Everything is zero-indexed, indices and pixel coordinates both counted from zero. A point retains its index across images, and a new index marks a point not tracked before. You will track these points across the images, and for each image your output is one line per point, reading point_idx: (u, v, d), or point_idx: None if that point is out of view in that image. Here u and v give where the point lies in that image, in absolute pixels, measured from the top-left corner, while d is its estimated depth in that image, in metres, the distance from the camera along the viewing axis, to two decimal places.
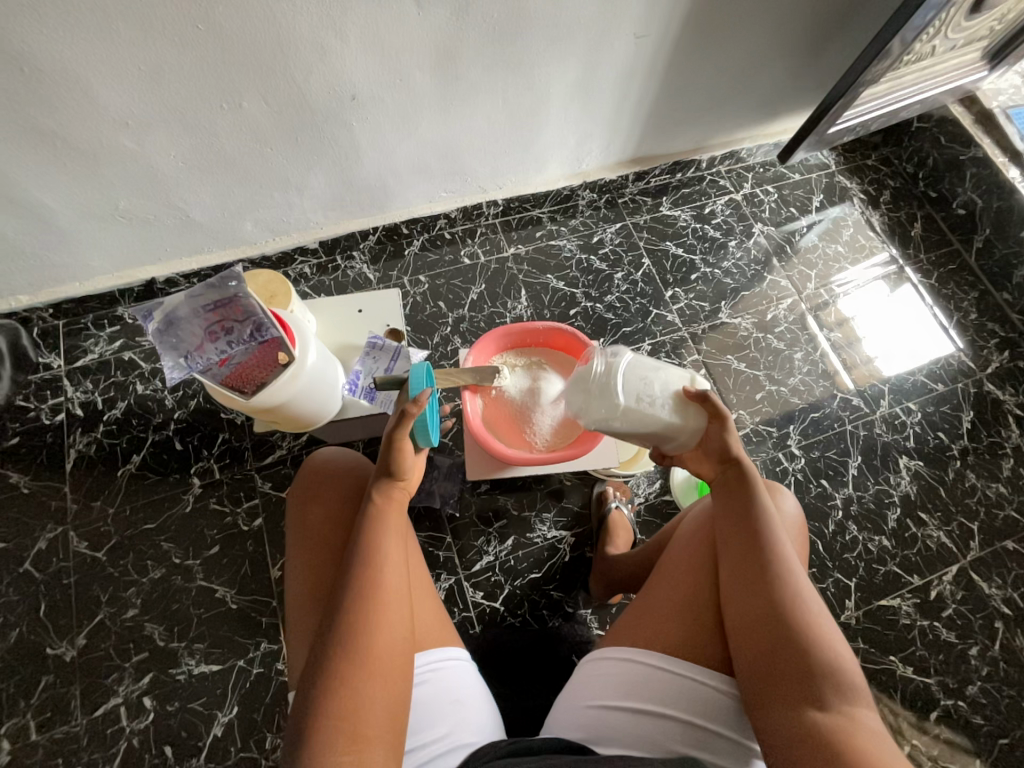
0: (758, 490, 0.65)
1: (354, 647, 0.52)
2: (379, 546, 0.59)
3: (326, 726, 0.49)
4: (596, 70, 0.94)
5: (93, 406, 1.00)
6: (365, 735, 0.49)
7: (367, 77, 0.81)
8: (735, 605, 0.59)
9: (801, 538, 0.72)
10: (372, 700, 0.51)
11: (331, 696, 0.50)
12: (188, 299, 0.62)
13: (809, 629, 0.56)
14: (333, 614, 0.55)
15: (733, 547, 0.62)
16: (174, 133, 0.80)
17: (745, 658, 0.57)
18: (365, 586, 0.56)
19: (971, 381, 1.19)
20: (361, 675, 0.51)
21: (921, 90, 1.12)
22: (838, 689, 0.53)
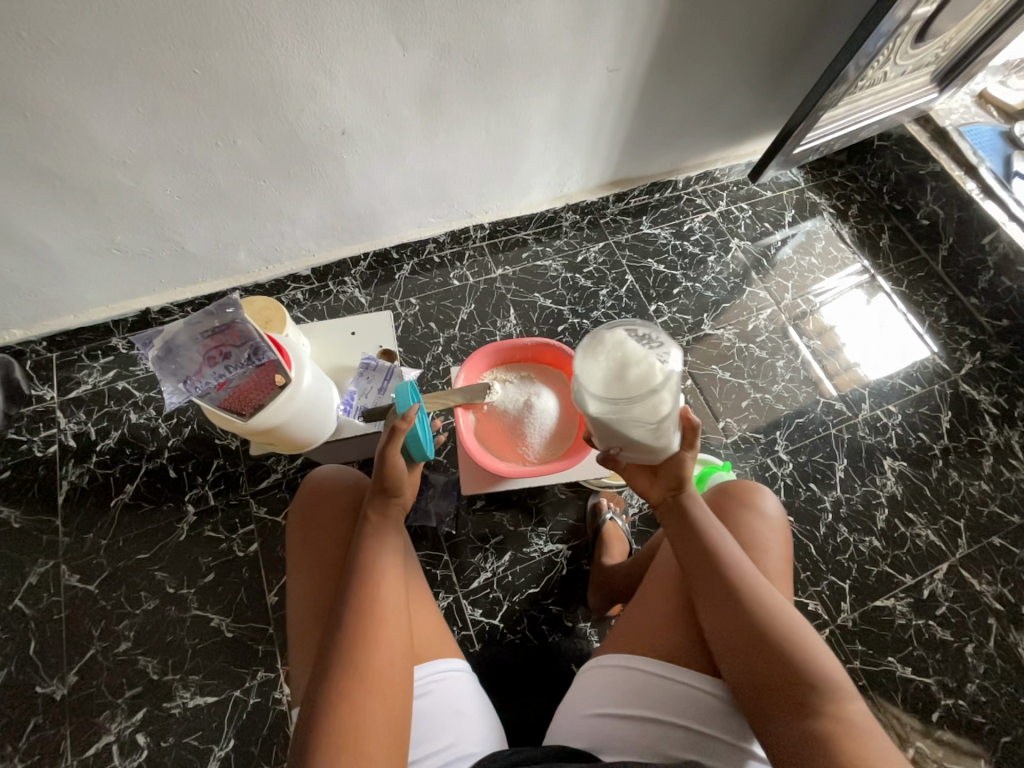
0: (702, 510, 0.65)
1: (354, 662, 0.53)
2: (377, 563, 0.60)
3: (327, 747, 0.49)
4: (574, 103, 1.00)
5: (86, 437, 1.00)
6: (366, 753, 0.49)
7: (355, 114, 0.86)
8: (712, 619, 0.59)
9: (782, 542, 0.73)
10: (373, 718, 0.51)
11: (332, 713, 0.50)
12: (188, 326, 0.63)
13: (787, 635, 0.57)
14: (331, 631, 0.55)
15: (700, 566, 0.62)
16: (170, 170, 0.83)
17: (732, 672, 0.57)
18: (366, 601, 0.56)
19: (947, 383, 1.24)
20: (362, 691, 0.51)
21: (879, 112, 1.20)
22: (825, 691, 0.54)
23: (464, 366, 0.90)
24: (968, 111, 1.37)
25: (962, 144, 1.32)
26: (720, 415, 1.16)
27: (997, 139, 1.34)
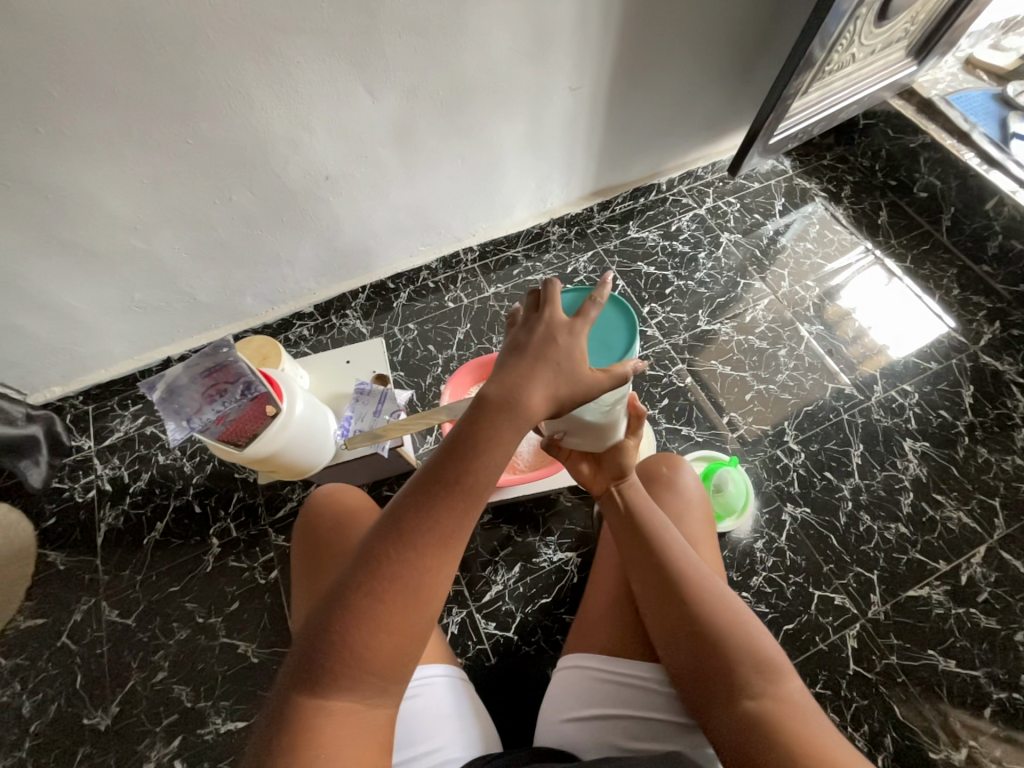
0: (641, 502, 0.66)
1: (409, 561, 0.47)
2: (485, 467, 0.49)
3: (324, 689, 0.46)
4: (543, 124, 1.05)
5: (120, 480, 1.08)
6: (362, 702, 0.47)
7: (336, 160, 0.93)
8: (649, 608, 0.60)
9: (701, 511, 0.74)
10: (378, 677, 0.47)
11: (333, 665, 0.46)
12: (186, 368, 0.70)
13: (719, 617, 0.57)
14: (348, 577, 0.47)
15: (630, 555, 0.63)
16: (176, 229, 0.92)
17: (672, 658, 0.57)
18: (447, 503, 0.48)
19: (966, 356, 1.18)
20: (377, 648, 0.46)
21: (854, 92, 1.19)
22: (760, 671, 0.53)
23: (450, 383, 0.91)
24: (955, 78, 1.34)
25: (951, 112, 1.29)
26: (725, 410, 1.14)
27: (989, 103, 1.31)
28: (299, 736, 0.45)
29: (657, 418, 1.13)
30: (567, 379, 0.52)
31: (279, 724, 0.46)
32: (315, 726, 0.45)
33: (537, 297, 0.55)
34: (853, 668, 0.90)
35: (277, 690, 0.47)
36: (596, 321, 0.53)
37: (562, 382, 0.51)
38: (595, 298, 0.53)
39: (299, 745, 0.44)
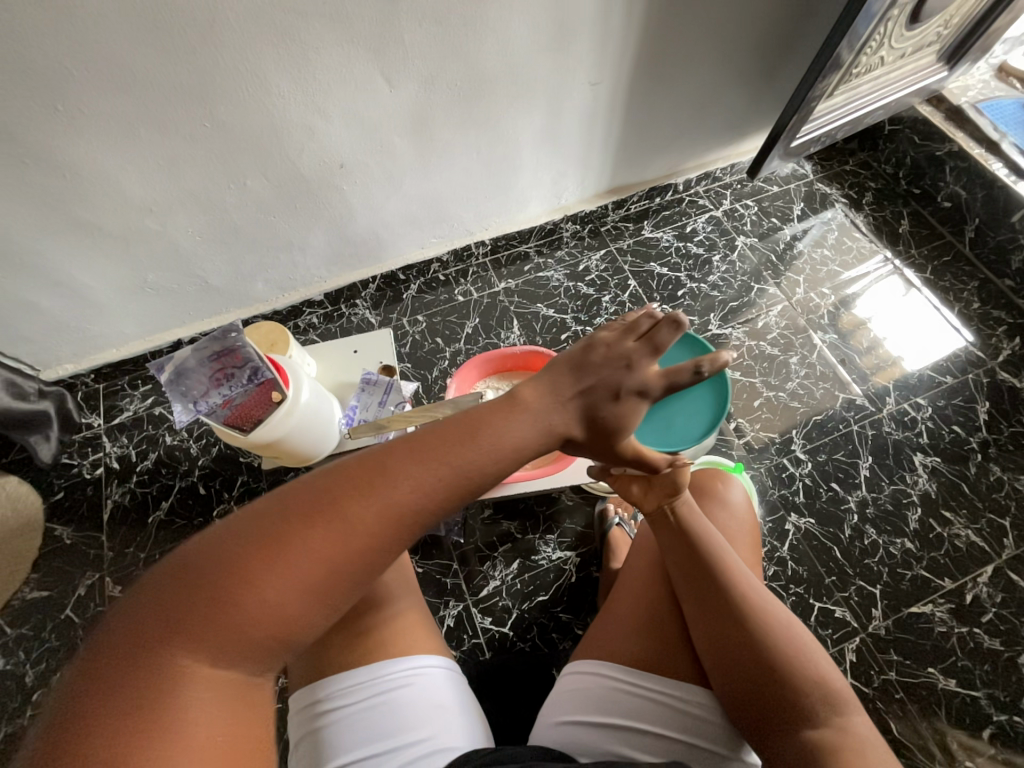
0: (695, 524, 0.64)
1: (347, 510, 0.41)
2: (479, 453, 0.45)
3: (209, 624, 0.39)
4: (560, 119, 1.03)
5: (128, 459, 1.09)
6: (237, 661, 0.40)
7: (351, 148, 0.92)
8: (709, 635, 0.58)
9: (748, 530, 0.72)
10: (266, 643, 0.41)
11: (212, 591, 0.39)
12: (195, 351, 0.70)
13: (784, 644, 0.56)
14: (285, 520, 0.41)
15: (688, 579, 0.61)
16: (190, 212, 0.92)
17: (731, 686, 0.55)
18: (419, 472, 0.43)
19: (983, 371, 1.16)
20: (281, 613, 0.40)
21: (881, 97, 1.16)
22: (825, 699, 0.53)
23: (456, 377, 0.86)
24: (987, 85, 1.31)
25: (980, 121, 1.26)
26: (733, 416, 1.13)
27: (1021, 112, 1.27)
28: (159, 674, 0.38)
29: None
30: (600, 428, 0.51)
31: (132, 652, 0.38)
32: (181, 670, 0.38)
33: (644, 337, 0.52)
34: (851, 682, 0.90)
35: (141, 610, 0.40)
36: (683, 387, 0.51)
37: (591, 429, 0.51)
38: (698, 368, 0.51)
39: (150, 684, 0.37)
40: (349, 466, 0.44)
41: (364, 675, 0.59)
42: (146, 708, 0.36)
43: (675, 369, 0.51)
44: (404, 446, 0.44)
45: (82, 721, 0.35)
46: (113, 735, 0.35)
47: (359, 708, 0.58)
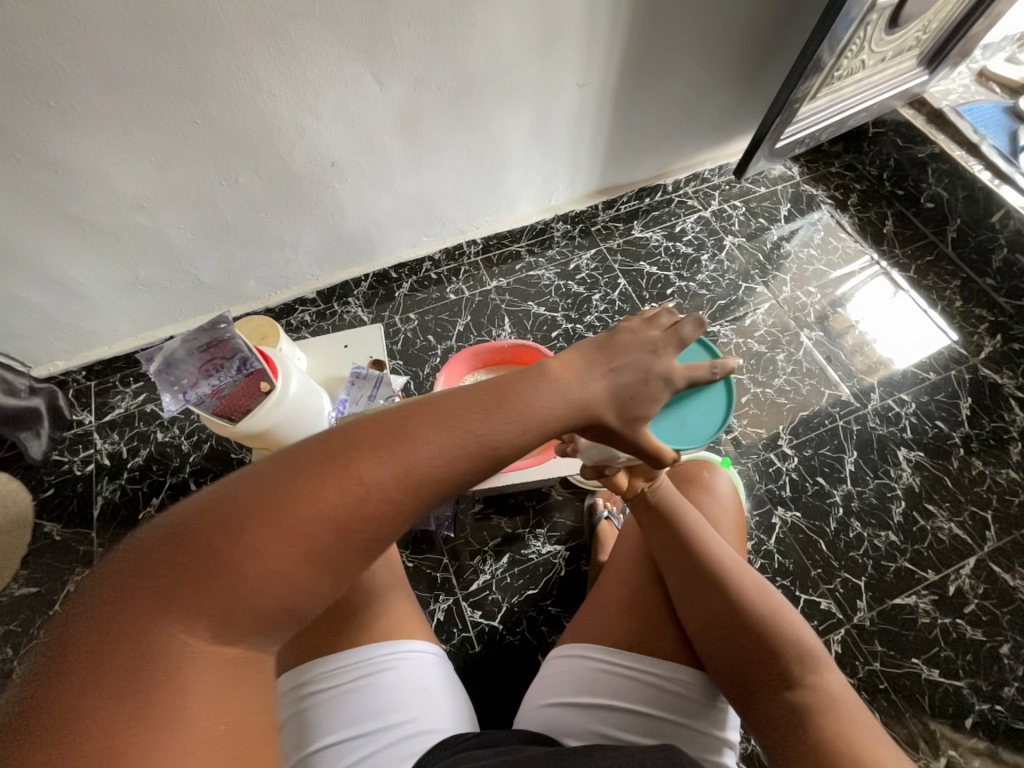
0: (677, 503, 0.64)
1: (356, 471, 0.38)
2: (503, 416, 0.41)
3: (203, 592, 0.36)
4: (549, 120, 1.05)
5: (119, 455, 1.09)
6: (240, 633, 0.38)
7: (343, 146, 0.94)
8: (691, 606, 0.59)
9: (735, 517, 0.72)
10: (269, 612, 0.38)
11: (210, 555, 0.36)
12: (183, 343, 0.72)
13: (762, 610, 0.57)
14: (289, 482, 0.37)
15: (674, 556, 0.62)
16: (182, 209, 0.93)
17: (713, 654, 0.57)
18: (438, 433, 0.40)
19: (965, 368, 1.18)
20: (284, 580, 0.37)
21: (864, 99, 1.19)
22: (802, 661, 0.54)
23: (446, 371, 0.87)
24: (967, 89, 1.34)
25: (960, 123, 1.29)
26: None
27: (1000, 115, 1.30)
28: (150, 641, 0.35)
29: None
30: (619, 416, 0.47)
31: (121, 617, 0.35)
32: (176, 638, 0.35)
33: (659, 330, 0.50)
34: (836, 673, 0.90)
35: (134, 573, 0.37)
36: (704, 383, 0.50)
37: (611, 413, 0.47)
38: (714, 369, 0.51)
39: (140, 654, 0.34)
40: (360, 426, 0.40)
41: (339, 662, 0.59)
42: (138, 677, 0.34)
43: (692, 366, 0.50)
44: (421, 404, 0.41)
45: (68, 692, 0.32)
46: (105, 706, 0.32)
47: (334, 695, 0.58)
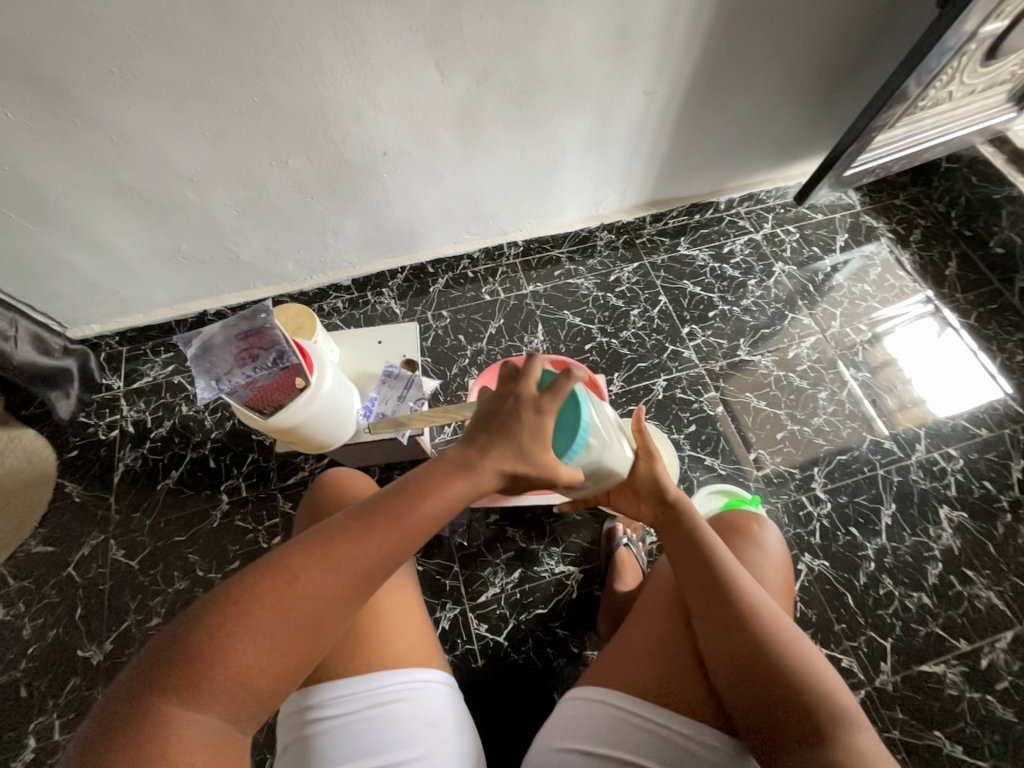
0: (696, 528, 0.61)
1: (312, 573, 0.45)
2: (425, 504, 0.49)
3: (194, 696, 0.42)
4: (609, 127, 1.01)
5: (143, 424, 1.10)
6: (231, 724, 0.44)
7: (396, 137, 0.91)
8: (716, 645, 0.54)
9: (781, 571, 0.64)
10: (249, 705, 0.45)
11: (194, 665, 0.43)
12: (224, 329, 0.71)
13: (792, 654, 0.51)
14: (254, 598, 0.44)
15: (697, 586, 0.57)
16: (230, 186, 0.92)
17: (738, 700, 0.51)
18: (375, 531, 0.47)
19: (1020, 427, 1.11)
20: (260, 677, 0.44)
21: (944, 132, 1.12)
22: (834, 717, 0.48)
23: None
24: None
25: None
26: (753, 446, 1.09)
27: None
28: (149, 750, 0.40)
29: (681, 443, 1.10)
30: (514, 433, 0.52)
31: (123, 732, 0.41)
32: (173, 741, 0.41)
33: (510, 369, 0.54)
34: None
35: (134, 692, 0.42)
36: (565, 394, 0.52)
37: (504, 427, 0.52)
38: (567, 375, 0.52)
39: (148, 762, 0.40)
40: (308, 539, 0.46)
41: (349, 689, 0.57)
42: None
43: (552, 384, 0.52)
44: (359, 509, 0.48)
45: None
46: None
47: (340, 724, 0.56)
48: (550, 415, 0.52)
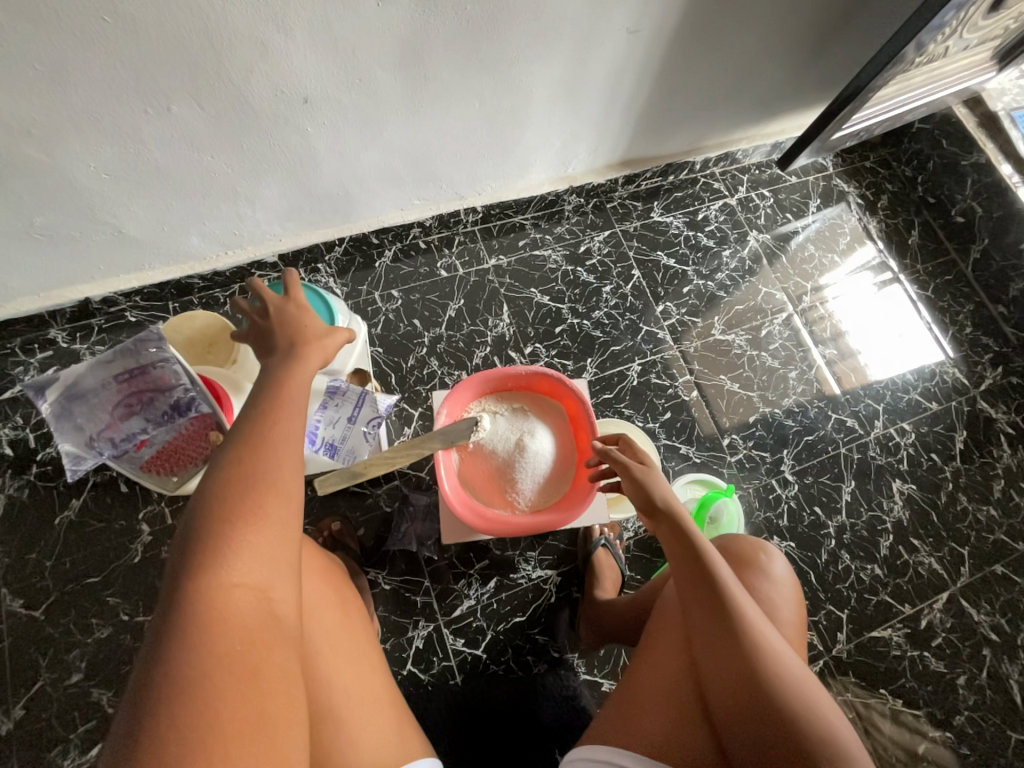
0: (694, 541, 0.58)
1: (257, 464, 0.48)
2: (292, 383, 0.54)
3: (221, 601, 0.43)
4: (584, 72, 0.85)
5: (24, 444, 0.89)
6: (266, 624, 0.44)
7: (320, 79, 0.71)
8: (718, 688, 0.52)
9: (794, 604, 0.63)
10: (274, 560, 0.46)
11: (203, 576, 0.43)
12: (96, 372, 0.68)
13: (797, 701, 0.49)
14: (221, 483, 0.47)
15: (699, 618, 0.55)
16: (92, 140, 0.69)
17: (742, 745, 0.50)
18: (274, 414, 0.51)
19: (965, 399, 1.16)
20: (268, 537, 0.46)
21: (930, 93, 1.05)
22: (836, 759, 0.46)
23: (448, 402, 0.75)
24: None
25: (1013, 132, 1.18)
26: (726, 430, 1.07)
27: None
28: (194, 619, 0.41)
29: (656, 432, 1.05)
30: (298, 332, 0.58)
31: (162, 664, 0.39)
32: (217, 602, 0.42)
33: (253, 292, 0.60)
34: None
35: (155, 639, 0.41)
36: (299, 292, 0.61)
37: (286, 331, 0.58)
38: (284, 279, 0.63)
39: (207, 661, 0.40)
40: (236, 433, 0.50)
41: None
42: (202, 640, 0.40)
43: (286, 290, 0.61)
44: (261, 399, 0.52)
45: (161, 687, 0.38)
46: (195, 668, 0.39)
47: None
48: (308, 310, 0.60)
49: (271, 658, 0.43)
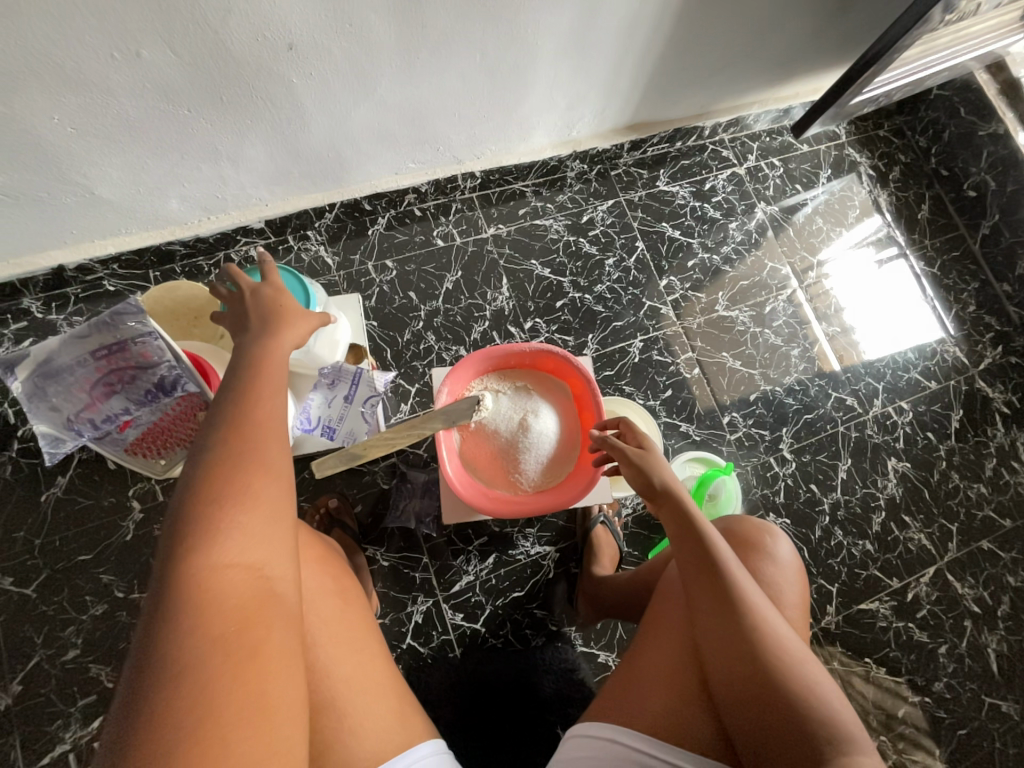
0: (696, 523, 0.57)
1: (243, 447, 0.45)
2: (272, 362, 0.52)
3: (216, 586, 0.40)
4: (593, 25, 0.78)
5: (3, 419, 0.86)
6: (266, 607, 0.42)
7: (307, 25, 0.64)
8: (718, 669, 0.52)
9: (798, 586, 0.63)
10: (266, 534, 0.44)
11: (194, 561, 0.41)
12: (70, 346, 0.62)
13: (797, 682, 0.50)
14: (205, 463, 0.44)
15: (701, 600, 0.54)
16: (54, 90, 0.62)
17: (742, 724, 0.50)
18: (254, 394, 0.49)
19: (963, 378, 1.16)
20: (260, 521, 0.44)
21: (953, 56, 1.00)
22: (832, 738, 0.48)
23: (448, 380, 0.72)
24: None
25: None
26: (726, 409, 1.06)
27: None
28: (183, 599, 0.39)
29: (657, 409, 1.04)
30: (276, 314, 0.56)
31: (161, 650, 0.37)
32: (207, 583, 0.40)
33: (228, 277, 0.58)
34: None
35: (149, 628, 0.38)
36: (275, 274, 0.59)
37: (260, 312, 0.56)
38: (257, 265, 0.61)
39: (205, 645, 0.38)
40: (220, 415, 0.47)
41: None
42: (193, 620, 0.39)
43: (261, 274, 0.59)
44: (238, 377, 0.50)
45: (157, 671, 0.36)
46: (190, 654, 0.37)
47: None
48: (286, 294, 0.58)
49: (271, 637, 0.41)
